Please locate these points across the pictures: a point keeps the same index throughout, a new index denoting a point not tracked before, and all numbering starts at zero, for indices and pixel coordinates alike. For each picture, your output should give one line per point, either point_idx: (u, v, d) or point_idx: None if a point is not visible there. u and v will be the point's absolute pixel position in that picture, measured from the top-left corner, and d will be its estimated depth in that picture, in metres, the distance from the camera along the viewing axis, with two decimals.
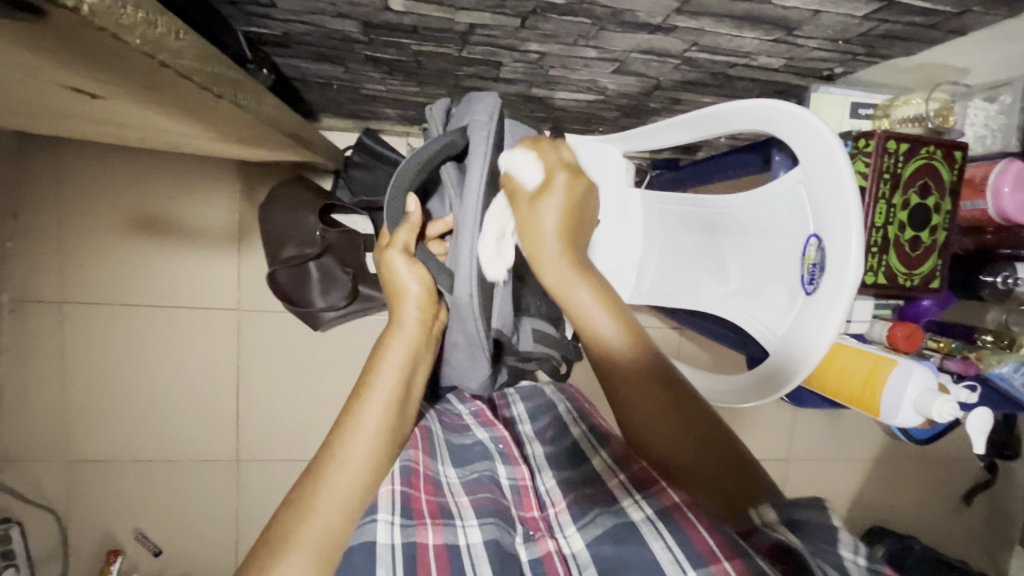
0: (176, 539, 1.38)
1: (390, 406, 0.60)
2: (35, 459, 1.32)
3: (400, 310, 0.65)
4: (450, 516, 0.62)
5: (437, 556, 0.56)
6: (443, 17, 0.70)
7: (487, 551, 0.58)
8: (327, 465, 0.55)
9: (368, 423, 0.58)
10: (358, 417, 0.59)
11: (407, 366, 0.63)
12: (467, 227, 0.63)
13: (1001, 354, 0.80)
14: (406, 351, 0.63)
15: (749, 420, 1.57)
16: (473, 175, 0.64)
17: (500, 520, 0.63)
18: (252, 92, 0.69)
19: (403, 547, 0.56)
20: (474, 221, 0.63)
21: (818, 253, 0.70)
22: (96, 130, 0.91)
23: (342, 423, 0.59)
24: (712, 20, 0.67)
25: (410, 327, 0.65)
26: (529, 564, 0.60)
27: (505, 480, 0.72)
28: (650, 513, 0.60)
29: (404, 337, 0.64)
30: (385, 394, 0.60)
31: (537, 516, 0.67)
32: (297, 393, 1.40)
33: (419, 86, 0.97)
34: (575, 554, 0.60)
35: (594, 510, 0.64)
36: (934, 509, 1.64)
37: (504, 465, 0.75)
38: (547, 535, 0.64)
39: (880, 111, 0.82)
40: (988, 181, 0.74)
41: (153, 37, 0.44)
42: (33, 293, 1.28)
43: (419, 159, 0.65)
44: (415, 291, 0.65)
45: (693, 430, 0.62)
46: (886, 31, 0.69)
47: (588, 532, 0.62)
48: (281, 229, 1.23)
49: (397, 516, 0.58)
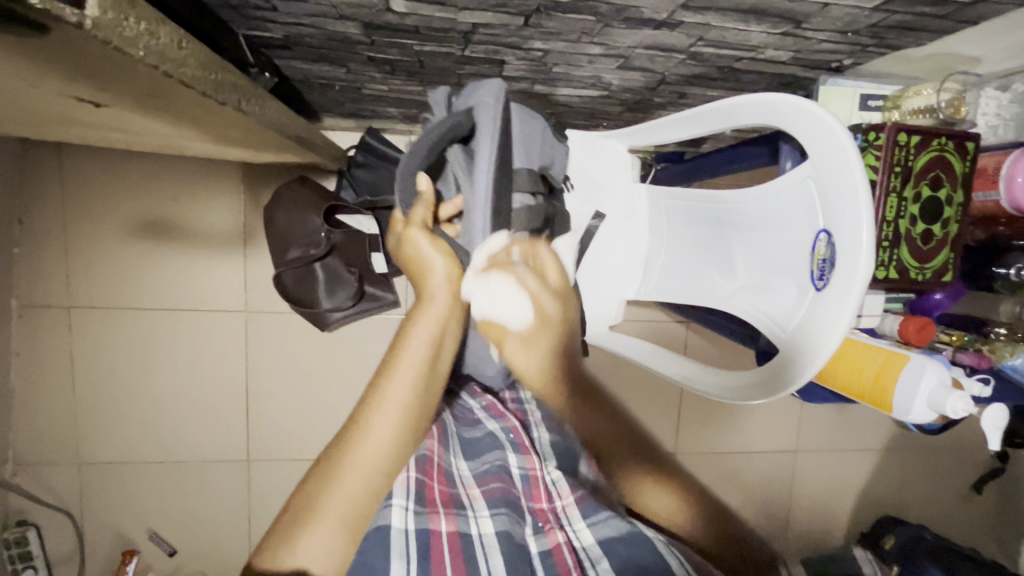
0: (191, 539, 1.40)
1: (417, 381, 0.60)
2: (50, 463, 1.34)
3: (429, 286, 0.63)
4: (462, 506, 0.65)
5: (450, 543, 0.59)
6: (445, 17, 0.68)
7: (498, 541, 0.59)
8: (351, 440, 0.57)
9: (394, 398, 0.58)
10: (384, 391, 0.58)
11: (435, 340, 0.62)
12: (477, 210, 0.65)
13: (1015, 346, 0.79)
14: (435, 324, 0.62)
15: (758, 412, 1.56)
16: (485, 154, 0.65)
17: (511, 511, 0.64)
18: (255, 97, 0.68)
19: (416, 534, 0.58)
20: (485, 200, 0.64)
21: (827, 249, 0.69)
22: (101, 137, 0.90)
23: (369, 396, 0.59)
24: (717, 15, 0.65)
25: (441, 301, 0.63)
26: (539, 558, 0.62)
27: (515, 469, 0.72)
28: (664, 536, 0.61)
29: (433, 312, 0.63)
30: (412, 371, 0.60)
31: (546, 507, 0.69)
32: (306, 394, 1.41)
33: (421, 85, 0.96)
34: (585, 548, 0.62)
35: (606, 512, 0.65)
36: (943, 499, 1.65)
37: (514, 453, 0.73)
38: (555, 528, 0.66)
39: (891, 103, 0.80)
40: (1000, 172, 0.73)
41: (156, 48, 0.43)
42: (40, 299, 1.29)
43: (428, 141, 0.64)
44: (443, 266, 0.63)
45: (628, 445, 0.67)
46: (896, 22, 0.67)
47: (599, 531, 0.63)
48: (284, 231, 1.22)
49: (411, 502, 0.61)
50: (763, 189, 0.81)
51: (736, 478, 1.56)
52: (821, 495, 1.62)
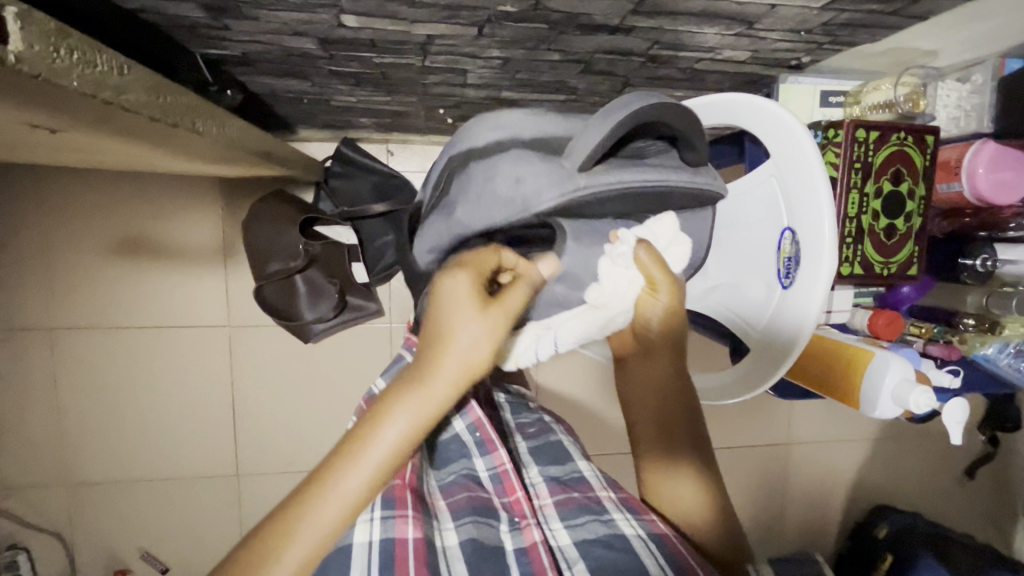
0: (183, 555, 1.40)
1: (381, 476, 0.51)
2: (37, 487, 1.34)
3: (441, 360, 0.53)
4: (428, 514, 0.64)
5: (415, 549, 0.57)
6: (400, 30, 0.68)
7: (462, 552, 0.60)
8: (295, 519, 0.48)
9: (351, 488, 0.49)
10: (343, 474, 0.49)
11: (415, 434, 0.52)
12: (592, 182, 0.57)
13: (984, 337, 0.79)
14: (419, 417, 0.51)
15: (746, 406, 1.57)
16: (672, 175, 0.61)
17: (477, 518, 0.64)
18: (213, 116, 0.68)
19: (380, 544, 0.57)
20: (604, 185, 0.58)
21: (792, 246, 0.69)
22: (69, 159, 0.90)
23: (326, 471, 0.50)
24: (670, 19, 0.65)
25: (438, 386, 0.52)
26: (514, 555, 0.62)
27: (484, 471, 0.71)
28: (642, 532, 0.63)
29: (423, 397, 0.51)
30: (388, 454, 0.51)
31: (521, 498, 0.67)
32: (293, 405, 1.40)
33: (388, 94, 0.95)
34: (562, 548, 0.63)
35: (586, 515, 0.66)
36: (934, 484, 1.65)
37: (481, 456, 0.71)
38: (532, 524, 0.65)
39: (851, 98, 0.84)
40: (962, 163, 0.75)
41: (94, 77, 0.43)
42: (21, 323, 1.29)
43: (671, 117, 0.56)
44: (474, 360, 0.53)
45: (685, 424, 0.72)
46: (846, 20, 0.67)
47: (577, 533, 0.64)
48: (267, 245, 1.20)
49: (375, 513, 0.60)
50: (732, 188, 0.81)
51: (730, 472, 1.56)
52: (813, 487, 1.62)
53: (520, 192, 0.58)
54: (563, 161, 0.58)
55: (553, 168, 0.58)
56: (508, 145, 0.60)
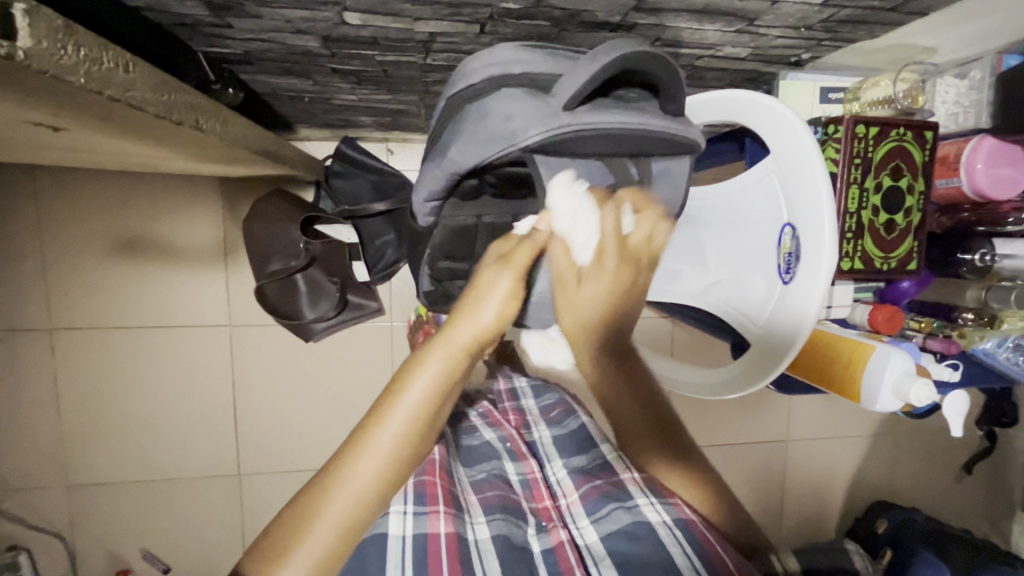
0: (183, 554, 1.40)
1: (407, 436, 0.53)
2: (37, 487, 1.33)
3: (457, 324, 0.55)
4: (460, 509, 0.67)
5: (449, 544, 0.60)
6: (402, 27, 0.68)
7: (495, 545, 0.63)
8: (334, 483, 0.51)
9: (381, 448, 0.52)
10: (374, 434, 0.52)
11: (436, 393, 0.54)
12: (572, 120, 0.53)
13: (983, 330, 0.80)
14: (438, 376, 0.54)
15: (746, 403, 1.57)
16: (651, 120, 0.55)
17: (506, 515, 0.68)
18: (215, 114, 0.69)
19: (413, 539, 0.59)
20: (579, 125, 0.52)
21: (792, 242, 0.69)
22: (70, 158, 0.90)
23: (358, 434, 0.53)
24: (671, 15, 0.66)
25: (456, 346, 0.55)
26: (542, 555, 0.65)
27: (514, 476, 0.79)
28: (666, 518, 0.64)
29: (439, 357, 0.54)
30: (412, 413, 0.53)
31: (548, 506, 0.74)
32: (293, 404, 1.41)
33: (389, 93, 0.96)
34: (589, 547, 0.66)
35: (609, 505, 0.70)
36: (932, 480, 1.66)
37: (511, 462, 0.81)
38: (557, 526, 0.69)
39: (850, 95, 0.83)
40: (961, 159, 0.75)
41: (101, 74, 0.43)
42: (20, 324, 1.28)
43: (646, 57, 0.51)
44: (488, 322, 0.55)
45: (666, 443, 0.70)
46: (846, 16, 0.68)
47: (601, 528, 0.67)
48: (265, 246, 1.21)
49: (408, 506, 0.62)
50: (732, 185, 0.82)
51: (730, 469, 1.57)
52: (812, 482, 1.63)
53: (509, 128, 0.54)
54: (549, 99, 0.54)
55: (539, 105, 0.54)
56: (495, 85, 0.56)
